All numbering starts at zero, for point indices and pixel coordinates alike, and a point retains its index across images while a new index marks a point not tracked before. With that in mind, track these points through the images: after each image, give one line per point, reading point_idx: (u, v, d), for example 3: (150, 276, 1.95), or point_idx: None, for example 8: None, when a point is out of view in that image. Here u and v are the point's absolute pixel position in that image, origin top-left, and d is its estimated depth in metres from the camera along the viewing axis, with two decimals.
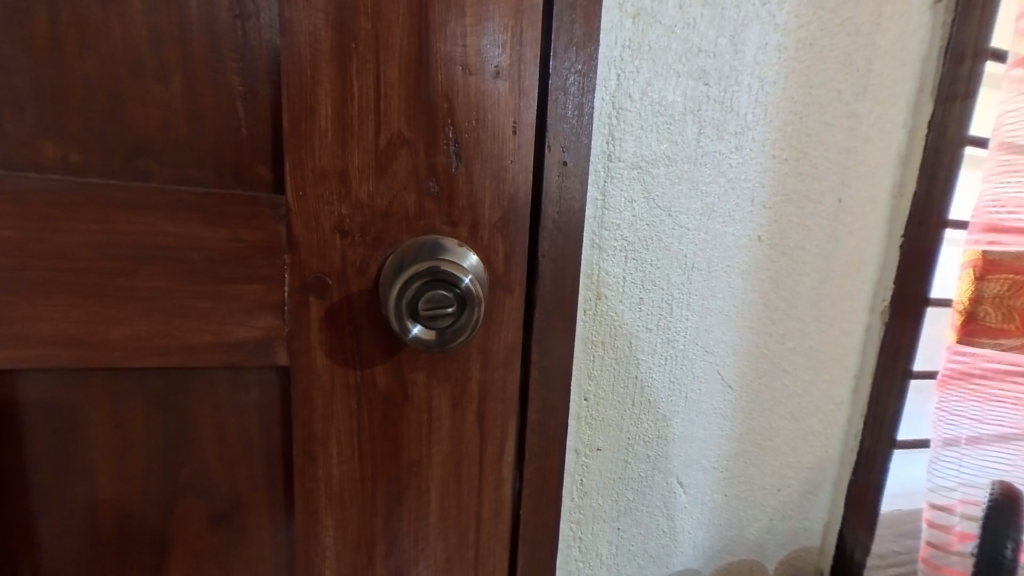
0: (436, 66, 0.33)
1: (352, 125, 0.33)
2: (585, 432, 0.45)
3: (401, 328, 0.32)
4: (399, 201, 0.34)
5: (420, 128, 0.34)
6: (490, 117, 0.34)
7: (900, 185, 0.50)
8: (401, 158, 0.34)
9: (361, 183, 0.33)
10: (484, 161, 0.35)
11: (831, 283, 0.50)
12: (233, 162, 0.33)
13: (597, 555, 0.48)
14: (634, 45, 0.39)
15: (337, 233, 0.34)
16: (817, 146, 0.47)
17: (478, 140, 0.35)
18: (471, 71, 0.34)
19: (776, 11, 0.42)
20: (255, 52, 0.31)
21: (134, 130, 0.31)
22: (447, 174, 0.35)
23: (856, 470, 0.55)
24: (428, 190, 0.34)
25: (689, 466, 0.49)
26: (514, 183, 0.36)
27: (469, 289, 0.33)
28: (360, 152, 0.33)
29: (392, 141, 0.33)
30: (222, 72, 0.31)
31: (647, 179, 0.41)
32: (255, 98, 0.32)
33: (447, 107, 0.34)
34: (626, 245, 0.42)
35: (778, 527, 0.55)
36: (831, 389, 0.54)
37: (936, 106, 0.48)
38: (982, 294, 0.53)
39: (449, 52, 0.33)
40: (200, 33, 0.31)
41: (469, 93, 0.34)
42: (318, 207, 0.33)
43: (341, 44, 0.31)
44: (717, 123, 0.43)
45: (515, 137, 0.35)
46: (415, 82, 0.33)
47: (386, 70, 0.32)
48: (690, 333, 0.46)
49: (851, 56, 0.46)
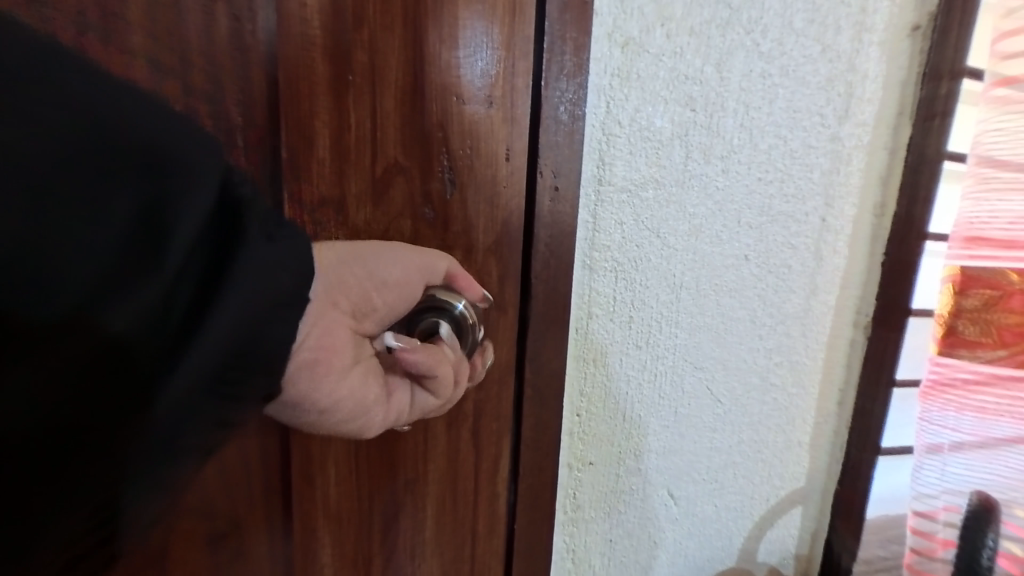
0: (433, 99, 0.36)
1: (349, 154, 0.35)
2: (577, 448, 0.46)
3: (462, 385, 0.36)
4: (394, 227, 0.37)
5: (416, 156, 0.36)
6: (481, 143, 0.37)
7: (881, 206, 0.51)
8: (396, 185, 0.37)
9: (358, 209, 0.36)
10: (476, 186, 0.38)
11: (817, 299, 0.52)
12: None
13: (590, 566, 0.49)
14: (623, 73, 0.40)
15: None
16: (801, 168, 0.47)
17: (471, 165, 0.37)
18: (463, 100, 0.36)
19: (760, 40, 0.43)
20: (256, 85, 0.34)
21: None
22: (441, 200, 0.37)
23: (842, 479, 0.56)
24: (423, 216, 0.37)
25: (679, 478, 0.51)
26: (507, 208, 0.39)
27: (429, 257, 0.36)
28: (355, 182, 0.36)
29: (388, 169, 0.36)
30: (222, 106, 0.34)
31: (636, 202, 0.42)
32: (253, 127, 0.35)
33: (441, 135, 0.36)
34: (615, 266, 0.43)
35: (768, 536, 0.56)
36: (819, 404, 0.55)
37: (916, 126, 0.49)
38: (962, 309, 0.56)
39: (444, 82, 0.36)
40: (199, 62, 0.33)
41: (463, 120, 0.36)
42: (318, 232, 0.36)
43: (337, 77, 0.34)
44: (704, 147, 0.43)
45: (507, 163, 0.38)
46: (409, 110, 0.35)
47: (382, 99, 0.35)
48: (679, 349, 0.48)
49: (833, 81, 0.46)
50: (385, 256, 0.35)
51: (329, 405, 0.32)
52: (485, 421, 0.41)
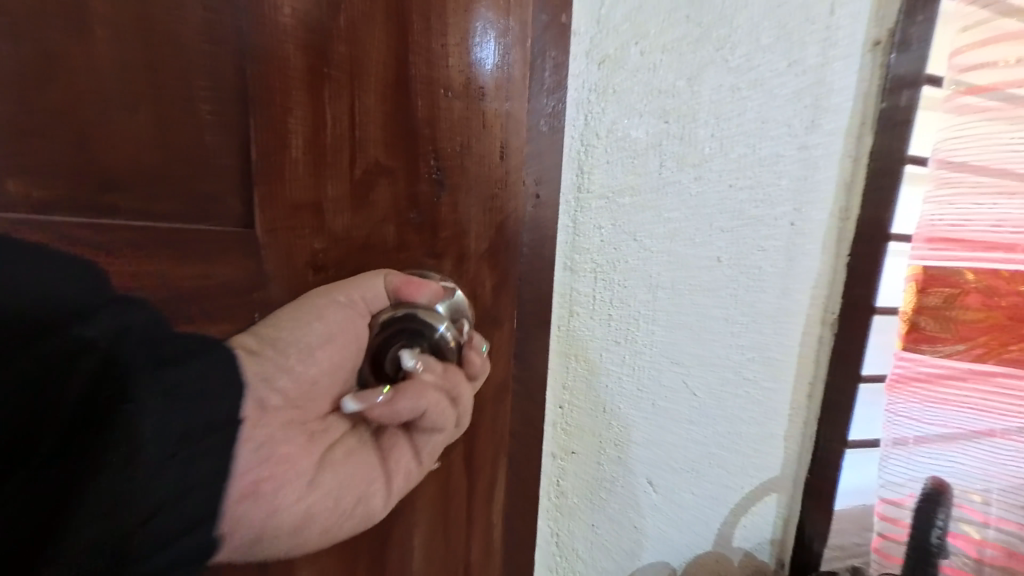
0: (421, 94, 0.36)
1: (327, 153, 0.35)
2: (561, 438, 0.49)
3: (460, 397, 0.38)
4: (377, 233, 0.37)
5: (399, 157, 0.37)
6: (474, 144, 0.39)
7: (846, 209, 0.54)
8: (379, 187, 0.37)
9: (336, 215, 0.36)
10: (468, 184, 0.39)
11: (788, 298, 0.54)
12: (206, 195, 0.32)
13: (574, 549, 0.53)
14: (600, 88, 0.43)
15: (310, 267, 0.36)
16: (771, 174, 0.50)
17: (462, 165, 0.39)
18: (454, 96, 0.37)
19: (729, 55, 0.46)
20: (227, 81, 0.32)
21: (102, 170, 0.30)
22: (431, 202, 0.38)
23: (812, 467, 0.59)
24: (410, 220, 0.38)
25: (658, 467, 0.54)
26: (503, 210, 0.40)
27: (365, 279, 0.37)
28: (334, 184, 0.35)
29: (370, 170, 0.36)
30: (189, 99, 0.31)
31: (614, 208, 0.45)
32: (225, 126, 0.32)
33: (428, 134, 0.37)
34: (596, 268, 0.46)
35: (743, 522, 0.59)
36: (789, 398, 0.57)
37: (877, 136, 0.52)
38: (924, 306, 0.60)
39: (430, 79, 0.36)
40: (167, 52, 0.30)
41: (451, 120, 0.38)
42: (290, 240, 0.35)
43: (314, 69, 0.33)
44: (678, 156, 0.46)
45: (504, 163, 0.40)
46: (393, 106, 0.36)
47: (365, 96, 0.35)
48: (657, 346, 0.50)
49: (799, 94, 0.49)
50: (322, 311, 0.36)
51: (305, 518, 0.35)
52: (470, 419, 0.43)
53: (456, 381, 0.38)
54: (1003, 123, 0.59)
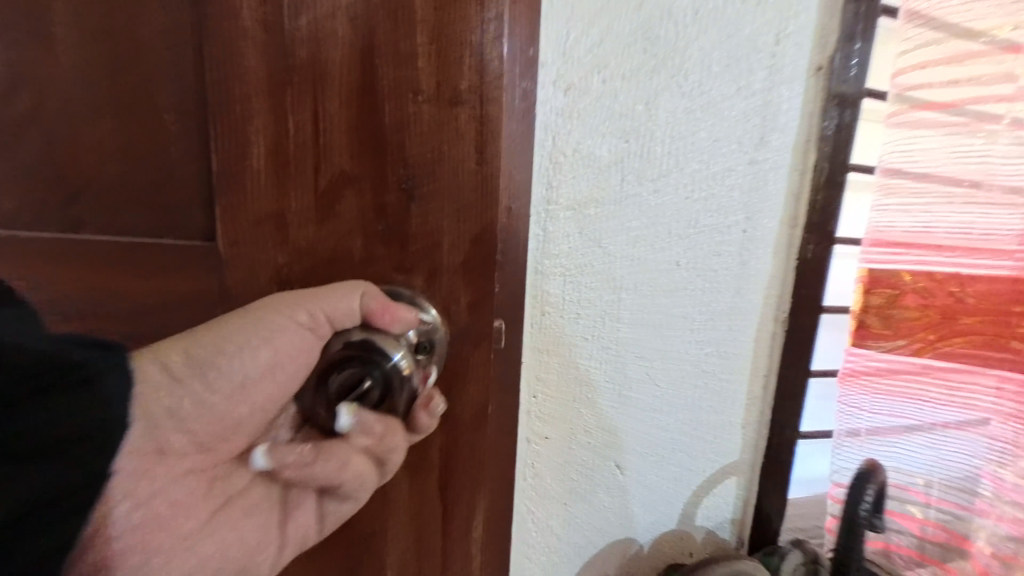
0: (390, 99, 0.38)
1: (292, 167, 0.39)
2: (535, 425, 0.55)
3: (388, 464, 0.41)
4: (344, 246, 0.41)
5: (363, 166, 0.40)
6: (444, 150, 0.40)
7: (794, 217, 0.59)
8: (345, 196, 0.40)
9: (302, 227, 0.40)
10: (438, 191, 0.41)
11: (743, 297, 0.60)
12: (170, 197, 0.40)
13: (549, 525, 0.58)
14: (566, 112, 0.48)
15: (275, 281, 0.41)
16: (723, 187, 0.56)
17: (432, 171, 0.40)
18: (422, 99, 0.39)
19: (683, 81, 0.51)
20: (188, 100, 0.39)
21: (75, 177, 0.40)
22: (401, 208, 0.41)
23: (767, 452, 0.64)
24: (378, 232, 0.41)
25: (625, 452, 0.59)
26: (478, 218, 0.41)
27: (340, 294, 0.39)
28: (297, 198, 0.40)
29: (336, 180, 0.40)
30: (155, 117, 0.39)
31: (581, 218, 0.51)
32: (187, 138, 0.39)
33: (398, 141, 0.39)
34: (565, 271, 0.52)
35: (705, 502, 0.64)
36: (744, 389, 0.62)
37: (819, 151, 0.57)
38: (869, 305, 0.65)
39: (398, 86, 0.38)
40: (129, 76, 0.38)
41: (420, 126, 0.39)
42: (255, 253, 0.41)
43: (278, 77, 0.37)
44: (638, 171, 0.52)
45: (482, 166, 0.41)
46: (357, 115, 0.39)
47: (329, 102, 0.38)
48: (622, 341, 0.56)
49: (747, 114, 0.54)
50: (272, 330, 0.39)
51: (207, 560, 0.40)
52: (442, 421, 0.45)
53: (390, 452, 0.41)
54: (945, 138, 0.64)
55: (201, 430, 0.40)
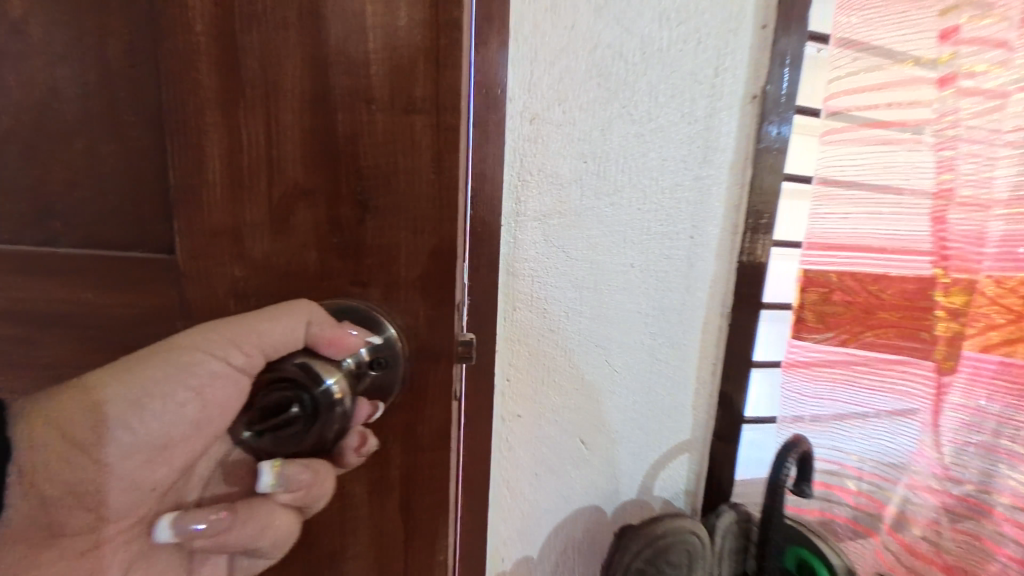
0: (342, 110, 0.39)
1: (248, 184, 0.40)
2: (509, 404, 0.64)
3: (309, 509, 0.43)
4: (298, 258, 0.41)
5: (317, 178, 0.40)
6: (397, 162, 0.40)
7: (735, 225, 0.67)
8: (299, 210, 0.40)
9: (256, 241, 0.41)
10: (392, 204, 0.41)
11: (692, 295, 0.68)
12: (130, 204, 0.41)
13: (521, 492, 0.67)
14: (531, 138, 0.57)
15: (230, 293, 0.42)
16: (672, 199, 0.64)
17: (386, 185, 0.41)
18: (376, 111, 0.39)
19: (634, 110, 0.60)
20: (134, 101, 0.39)
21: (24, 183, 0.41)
22: (356, 223, 0.41)
23: (715, 430, 0.73)
24: (332, 245, 0.41)
25: (589, 429, 0.68)
26: (434, 233, 0.42)
27: (288, 321, 0.40)
28: (251, 211, 0.40)
29: (290, 195, 0.40)
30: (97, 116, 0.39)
31: (546, 227, 0.60)
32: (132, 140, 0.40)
33: (348, 154, 0.39)
34: (533, 273, 0.61)
35: (661, 474, 0.73)
36: (693, 375, 0.71)
37: (755, 166, 0.65)
38: (806, 303, 0.74)
39: (348, 99, 0.38)
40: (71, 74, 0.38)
41: (373, 138, 0.39)
42: (212, 266, 0.41)
43: (228, 93, 0.38)
44: (596, 188, 0.61)
45: (437, 177, 0.41)
46: (309, 128, 0.39)
47: (282, 117, 0.38)
48: (585, 333, 0.65)
49: (691, 137, 0.63)
50: (205, 357, 0.39)
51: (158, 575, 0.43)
52: (402, 422, 0.46)
53: (316, 501, 0.41)
54: (887, 150, 0.67)
55: (136, 457, 0.40)
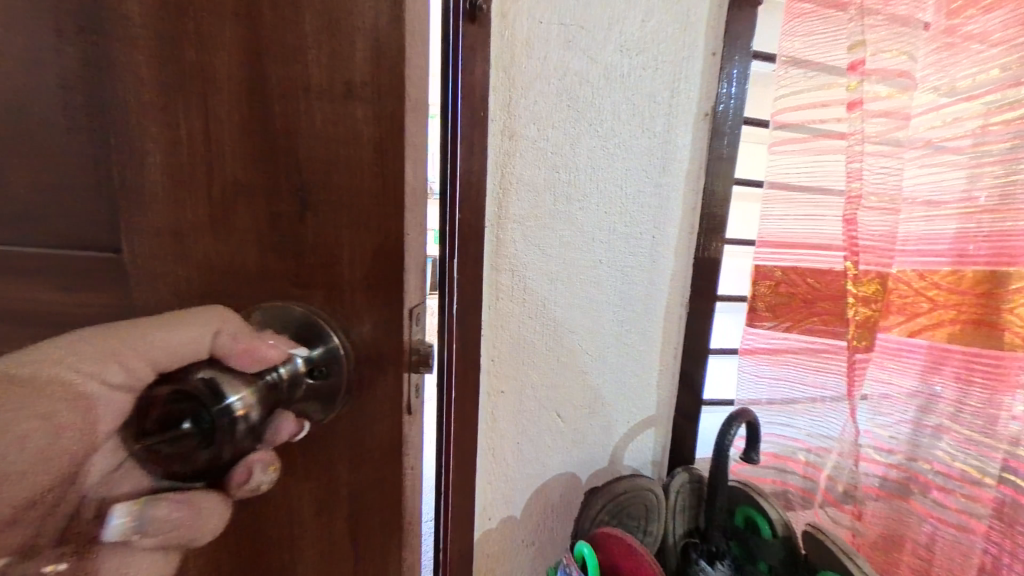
0: (275, 105, 0.34)
1: (184, 181, 0.36)
2: (493, 381, 0.74)
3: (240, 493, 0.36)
4: (236, 260, 0.37)
5: (258, 177, 0.36)
6: (334, 163, 0.35)
7: (692, 225, 0.77)
8: (239, 207, 0.36)
9: (199, 238, 0.37)
10: (331, 202, 0.36)
11: (655, 286, 0.78)
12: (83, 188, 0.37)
13: (504, 458, 0.77)
14: (510, 152, 0.67)
15: (173, 292, 0.38)
16: (634, 203, 0.74)
17: (325, 182, 0.36)
18: (309, 103, 0.34)
19: (599, 126, 0.70)
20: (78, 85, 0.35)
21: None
22: (294, 218, 0.36)
23: (676, 406, 0.83)
24: (274, 245, 0.37)
25: (564, 405, 0.78)
26: (386, 232, 0.37)
27: (196, 325, 0.34)
28: (190, 211, 0.36)
29: (227, 192, 0.36)
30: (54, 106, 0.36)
31: (523, 228, 0.70)
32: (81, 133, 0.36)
33: (283, 144, 0.35)
34: (512, 267, 0.70)
35: (629, 446, 0.83)
36: (655, 358, 0.81)
37: (708, 174, 0.75)
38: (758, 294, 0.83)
39: (286, 88, 0.34)
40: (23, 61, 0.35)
41: (308, 129, 0.35)
42: (160, 265, 0.37)
43: (167, 82, 0.34)
44: (567, 194, 0.70)
45: (381, 166, 0.35)
46: (243, 120, 0.34)
47: (217, 106, 0.34)
48: (559, 320, 0.74)
49: (651, 149, 0.73)
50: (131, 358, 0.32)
51: None
52: (362, 439, 0.40)
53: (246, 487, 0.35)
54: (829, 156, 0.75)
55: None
